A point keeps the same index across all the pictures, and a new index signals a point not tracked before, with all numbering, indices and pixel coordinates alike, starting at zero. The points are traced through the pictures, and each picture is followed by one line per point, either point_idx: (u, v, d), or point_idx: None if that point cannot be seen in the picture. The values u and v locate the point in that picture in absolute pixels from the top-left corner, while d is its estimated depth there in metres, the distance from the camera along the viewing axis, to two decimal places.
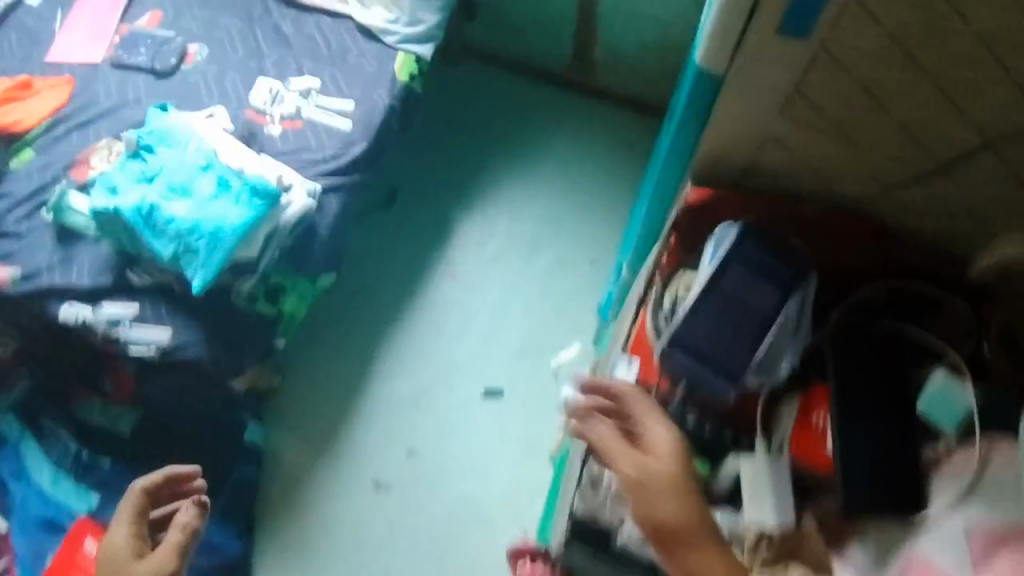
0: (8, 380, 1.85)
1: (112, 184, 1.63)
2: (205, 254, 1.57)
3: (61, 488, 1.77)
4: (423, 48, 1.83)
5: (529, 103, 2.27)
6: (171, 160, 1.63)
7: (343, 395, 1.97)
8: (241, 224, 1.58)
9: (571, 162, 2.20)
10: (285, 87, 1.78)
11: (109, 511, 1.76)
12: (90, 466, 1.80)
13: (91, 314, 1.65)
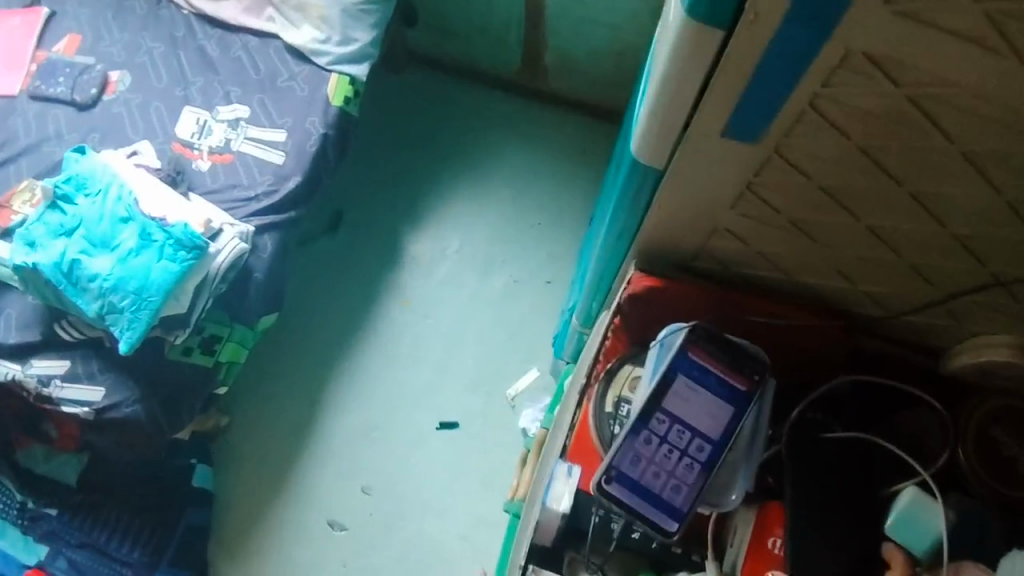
0: None
1: (29, 237, 1.55)
2: (130, 313, 1.51)
3: (6, 538, 1.78)
4: (358, 69, 1.78)
5: (479, 109, 2.13)
6: (90, 210, 1.56)
7: (295, 429, 1.91)
8: (166, 281, 1.51)
9: (524, 172, 2.07)
10: (212, 116, 1.76)
11: (59, 562, 1.76)
12: (31, 512, 1.80)
13: (20, 371, 1.59)
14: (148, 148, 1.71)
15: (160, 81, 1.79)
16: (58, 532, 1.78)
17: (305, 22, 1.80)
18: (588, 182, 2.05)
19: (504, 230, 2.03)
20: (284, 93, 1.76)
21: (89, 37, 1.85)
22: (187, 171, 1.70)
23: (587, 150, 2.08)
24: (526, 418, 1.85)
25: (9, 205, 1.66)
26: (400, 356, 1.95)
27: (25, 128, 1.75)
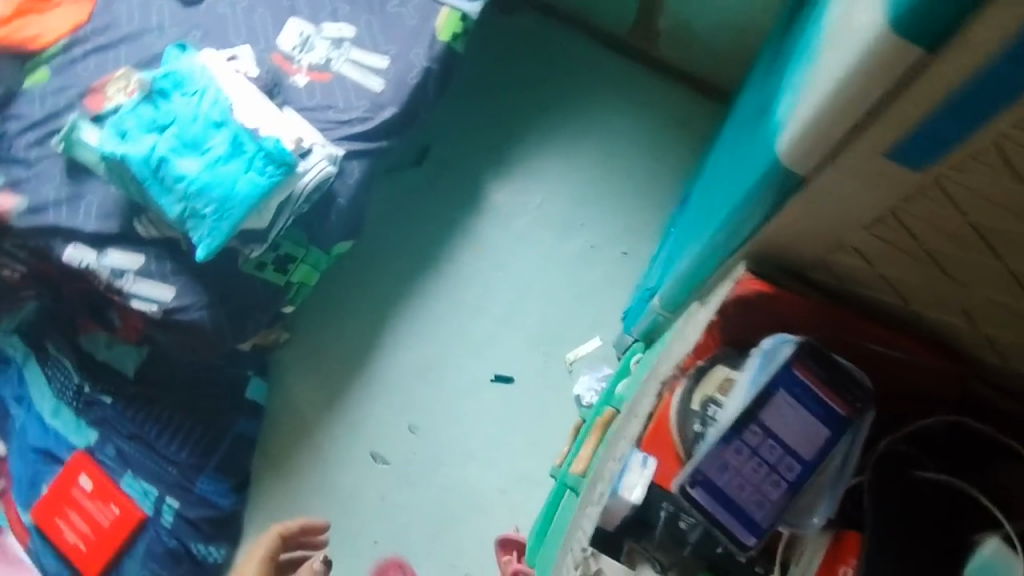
0: (15, 304, 1.87)
1: (123, 130, 1.53)
2: (212, 221, 1.46)
3: (59, 418, 1.84)
4: (472, 6, 1.72)
5: (581, 62, 2.06)
6: (182, 109, 1.52)
7: (350, 358, 1.92)
8: (253, 193, 1.45)
9: (616, 135, 2.01)
10: (315, 32, 1.72)
11: (107, 449, 1.81)
12: (85, 397, 1.83)
13: (95, 261, 1.59)
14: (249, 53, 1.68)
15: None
16: (109, 420, 1.82)
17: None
18: (682, 156, 1.98)
19: (588, 192, 1.98)
20: (395, 19, 1.72)
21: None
22: (284, 85, 1.67)
23: (686, 123, 2.00)
24: (582, 385, 1.84)
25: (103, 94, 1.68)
26: (463, 302, 1.94)
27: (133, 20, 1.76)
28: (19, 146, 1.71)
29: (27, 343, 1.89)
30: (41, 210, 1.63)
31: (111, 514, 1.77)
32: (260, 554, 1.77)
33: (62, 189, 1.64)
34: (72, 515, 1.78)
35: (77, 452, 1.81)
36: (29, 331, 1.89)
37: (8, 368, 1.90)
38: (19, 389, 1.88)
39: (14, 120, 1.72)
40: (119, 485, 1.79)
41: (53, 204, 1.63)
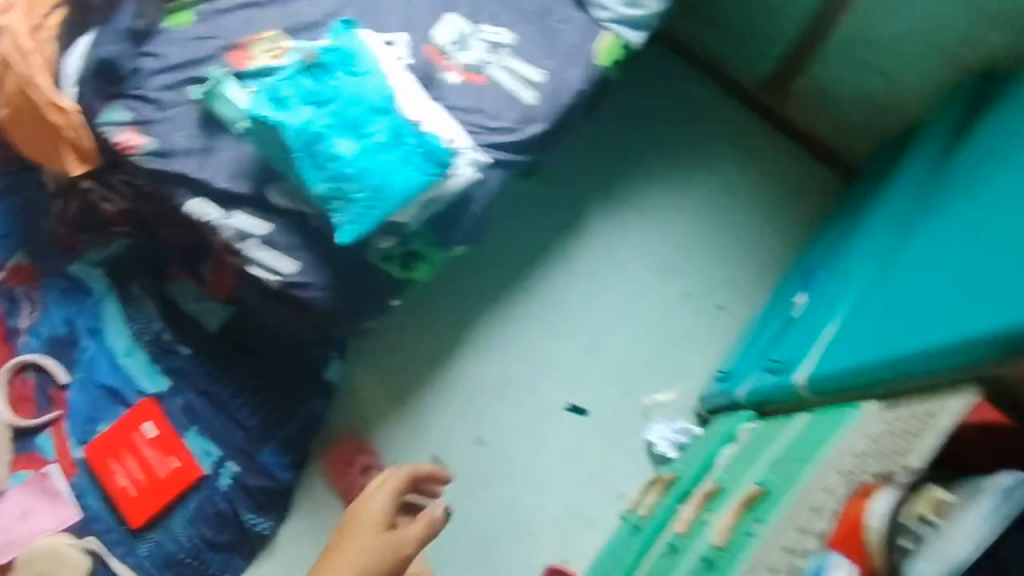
0: (105, 240, 1.89)
1: (281, 96, 1.50)
2: (362, 208, 1.42)
3: (131, 360, 1.81)
4: (635, 36, 1.67)
5: (712, 110, 2.03)
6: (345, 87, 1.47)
7: (426, 357, 1.88)
8: (409, 188, 1.43)
9: (732, 190, 1.99)
10: (472, 31, 1.66)
11: (177, 401, 1.79)
12: (164, 344, 1.82)
13: (219, 216, 1.57)
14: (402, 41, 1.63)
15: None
16: (184, 371, 1.80)
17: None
18: (793, 225, 1.98)
19: (695, 242, 1.96)
20: (557, 34, 1.66)
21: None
22: (434, 78, 1.61)
23: (804, 194, 1.99)
24: (658, 435, 1.84)
25: (249, 52, 1.68)
26: (552, 325, 1.91)
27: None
28: (150, 82, 1.68)
29: (111, 277, 1.87)
30: (171, 154, 1.63)
31: (169, 467, 1.74)
32: (388, 490, 1.53)
33: (196, 138, 1.64)
34: (128, 460, 1.75)
35: (144, 398, 1.78)
36: (115, 265, 1.88)
37: (83, 296, 1.87)
38: (94, 320, 1.85)
39: (151, 56, 1.70)
40: (182, 439, 1.76)
41: (181, 152, 1.63)
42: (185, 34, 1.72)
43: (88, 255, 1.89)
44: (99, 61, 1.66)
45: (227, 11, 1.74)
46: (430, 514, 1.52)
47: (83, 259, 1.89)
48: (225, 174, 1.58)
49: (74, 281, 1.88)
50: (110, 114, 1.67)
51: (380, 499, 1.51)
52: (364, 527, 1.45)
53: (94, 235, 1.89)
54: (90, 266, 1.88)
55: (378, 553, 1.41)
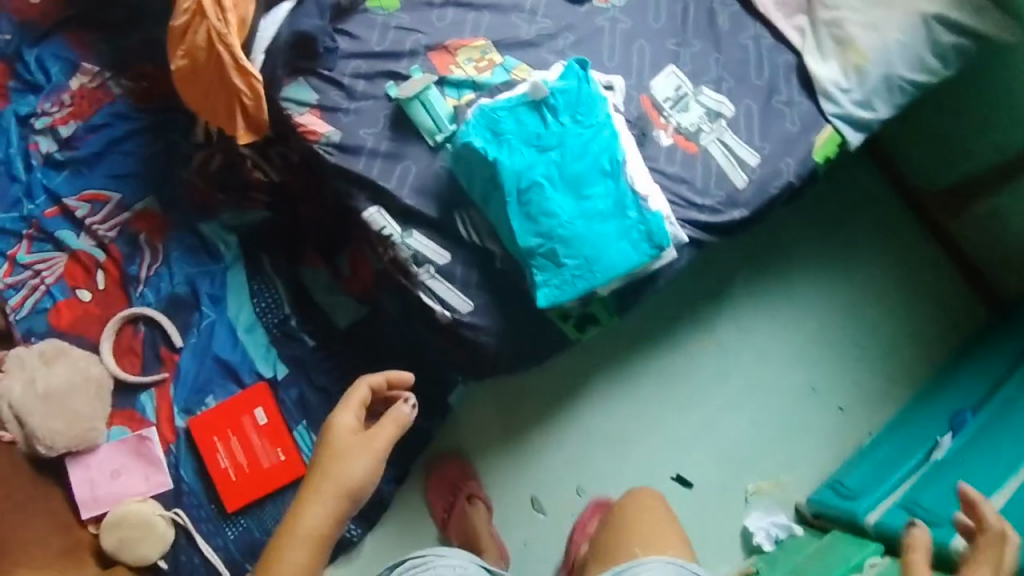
0: (242, 204, 1.79)
1: (503, 128, 1.39)
2: (568, 275, 1.35)
3: (250, 337, 1.73)
4: (856, 138, 1.59)
5: (875, 204, 1.98)
6: (575, 140, 1.39)
7: (545, 395, 1.84)
8: (619, 270, 1.35)
9: (881, 291, 1.95)
10: (694, 92, 1.59)
11: (290, 391, 1.70)
12: (285, 329, 1.73)
13: (398, 235, 1.48)
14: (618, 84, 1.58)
15: (657, 24, 1.64)
16: (302, 362, 1.71)
17: (832, 55, 1.59)
18: (932, 344, 1.94)
19: (833, 339, 1.92)
20: (779, 117, 1.59)
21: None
22: (647, 135, 1.55)
23: (948, 315, 1.96)
24: (756, 524, 1.81)
25: (456, 54, 1.61)
26: (675, 392, 1.87)
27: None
28: (343, 66, 1.59)
29: (241, 248, 1.78)
30: (354, 150, 1.53)
31: (275, 460, 1.67)
32: (359, 399, 1.31)
33: (383, 138, 1.54)
34: (231, 441, 1.67)
35: (258, 382, 1.70)
36: (247, 234, 1.78)
37: (209, 259, 1.78)
38: (217, 288, 1.76)
39: (348, 39, 1.61)
40: (291, 432, 1.69)
41: (366, 149, 1.53)
42: (387, 22, 1.62)
43: (219, 217, 1.79)
44: (295, 33, 1.54)
45: (433, 7, 1.64)
46: (399, 413, 1.32)
47: (216, 221, 1.79)
48: (405, 190, 1.49)
49: (203, 242, 1.78)
50: (293, 91, 1.58)
51: (348, 414, 1.29)
52: (342, 451, 1.25)
53: (233, 197, 1.80)
54: (220, 230, 1.78)
55: (358, 474, 1.23)
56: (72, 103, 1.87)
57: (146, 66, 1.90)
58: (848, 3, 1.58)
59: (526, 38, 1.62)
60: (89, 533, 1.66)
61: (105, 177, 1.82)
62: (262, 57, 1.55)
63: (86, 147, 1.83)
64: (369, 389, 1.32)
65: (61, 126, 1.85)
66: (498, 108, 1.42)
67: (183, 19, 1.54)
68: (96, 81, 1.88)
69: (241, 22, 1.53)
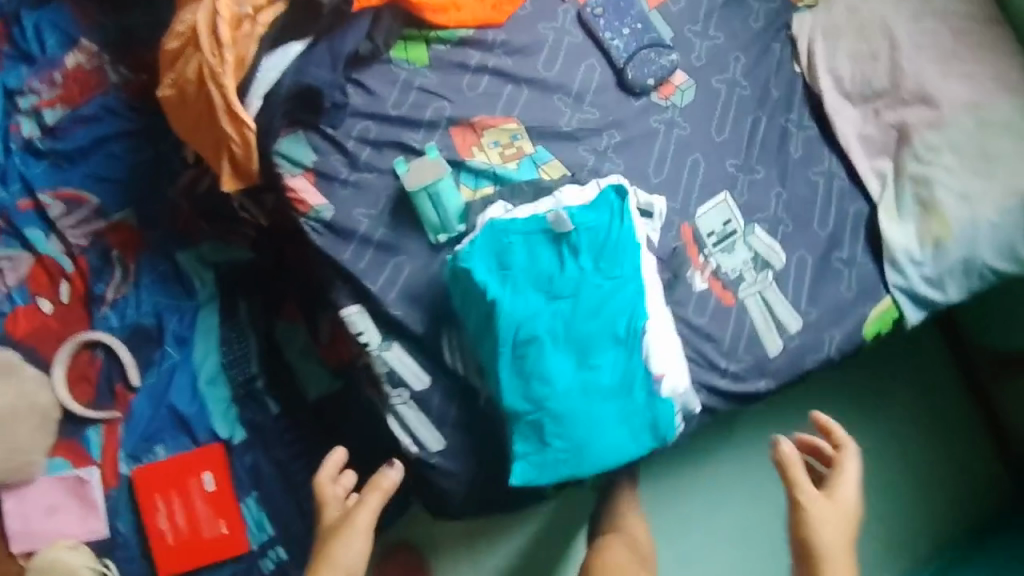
0: (225, 238, 1.64)
1: (512, 262, 1.22)
2: (552, 453, 1.18)
3: (210, 390, 1.58)
4: (916, 317, 1.38)
5: (935, 382, 1.81)
6: (592, 292, 1.21)
7: (525, 517, 1.65)
8: (614, 459, 1.19)
9: (918, 470, 1.75)
10: (744, 230, 1.38)
11: (244, 458, 1.57)
12: (249, 388, 1.59)
13: (375, 347, 1.32)
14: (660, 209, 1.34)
15: (720, 137, 1.41)
16: (263, 429, 1.58)
17: (911, 219, 1.37)
18: (957, 540, 1.73)
19: (845, 495, 1.72)
20: (834, 278, 1.38)
21: (687, 13, 1.45)
22: (678, 275, 1.35)
23: (975, 499, 1.76)
24: None
25: (482, 135, 1.39)
26: (667, 530, 1.68)
27: (546, 64, 1.42)
28: (349, 127, 1.38)
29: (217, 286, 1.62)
30: (347, 234, 1.35)
31: (217, 530, 1.55)
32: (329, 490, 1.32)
33: (381, 225, 1.35)
34: (174, 503, 1.55)
35: (212, 444, 1.57)
36: (225, 273, 1.63)
37: (182, 293, 1.62)
38: (183, 328, 1.61)
39: (361, 94, 1.38)
40: (238, 502, 1.56)
41: (359, 235, 1.35)
42: (410, 82, 1.39)
43: (198, 248, 1.63)
44: (300, 86, 1.33)
45: (466, 70, 1.41)
46: (380, 481, 1.31)
47: (195, 251, 1.62)
48: (393, 297, 1.33)
49: (177, 272, 1.63)
50: (287, 146, 1.37)
51: (327, 508, 1.31)
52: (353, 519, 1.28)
53: (218, 227, 1.64)
54: (198, 264, 1.62)
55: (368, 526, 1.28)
56: (63, 84, 1.67)
57: (148, 54, 1.69)
58: (942, 162, 1.34)
59: (566, 129, 1.40)
60: (17, 565, 1.57)
61: (84, 176, 1.64)
62: (259, 101, 1.34)
63: (73, 139, 1.64)
64: (332, 480, 1.33)
65: (46, 109, 1.66)
66: (512, 232, 1.24)
67: (174, 45, 1.34)
68: (94, 62, 1.68)
69: (240, 60, 1.32)
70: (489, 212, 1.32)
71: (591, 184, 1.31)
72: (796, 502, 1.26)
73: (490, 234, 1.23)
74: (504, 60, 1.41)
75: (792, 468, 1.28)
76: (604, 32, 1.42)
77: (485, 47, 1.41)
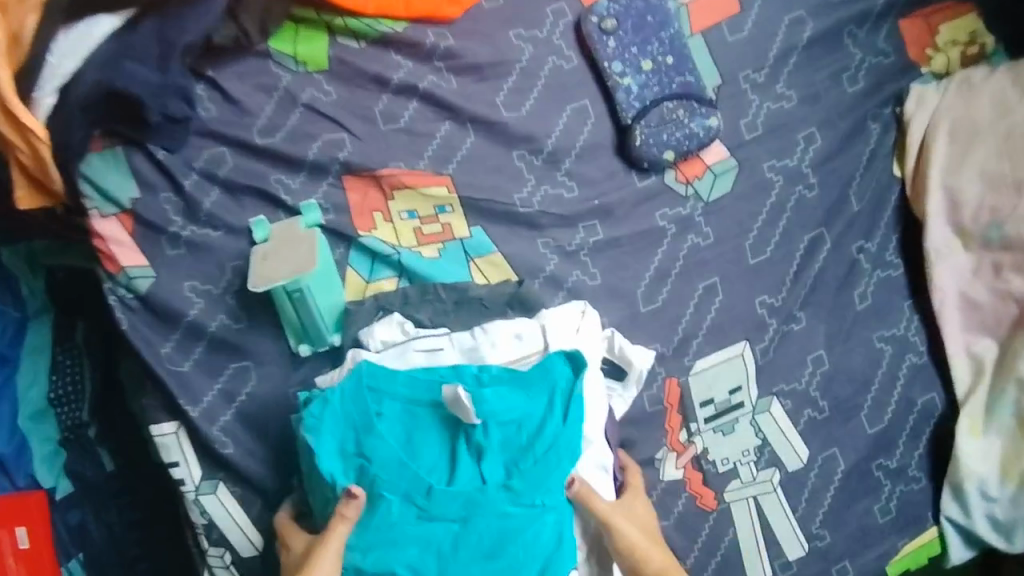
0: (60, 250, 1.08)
1: (376, 447, 0.78)
2: None
3: (34, 428, 1.11)
4: (960, 556, 0.94)
5: None
6: (490, 523, 0.77)
7: None
8: None
9: None
10: (755, 407, 0.91)
11: (69, 516, 1.12)
12: (81, 438, 1.13)
13: (191, 487, 0.92)
14: (638, 374, 0.87)
15: (754, 258, 0.92)
16: (97, 490, 1.13)
17: (1001, 433, 0.91)
18: None
19: None
20: (869, 494, 0.93)
21: (745, 51, 0.93)
22: (642, 462, 0.90)
23: None
24: None
25: (392, 198, 0.91)
26: None
27: (509, 100, 0.92)
28: (192, 154, 0.90)
29: (49, 295, 1.13)
30: (168, 320, 0.91)
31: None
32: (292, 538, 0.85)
33: (221, 311, 0.91)
34: None
35: (30, 493, 1.09)
36: (63, 284, 1.12)
37: (9, 299, 1.11)
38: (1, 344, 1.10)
39: (216, 104, 0.89)
40: (59, 567, 1.10)
41: (184, 323, 0.91)
42: (294, 94, 0.90)
43: (30, 243, 1.09)
44: (107, 88, 0.84)
45: (383, 90, 0.91)
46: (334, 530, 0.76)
47: (21, 249, 1.09)
48: (221, 426, 0.91)
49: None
50: (98, 169, 0.89)
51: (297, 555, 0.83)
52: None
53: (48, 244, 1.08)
54: (26, 266, 1.11)
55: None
56: None
57: None
58: None
59: (519, 208, 0.91)
60: None
61: None
62: (54, 98, 0.85)
63: None
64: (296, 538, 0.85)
65: None
66: (389, 401, 0.80)
67: None
68: None
69: (14, 36, 0.84)
70: (377, 331, 0.86)
71: (532, 328, 0.85)
72: (606, 518, 0.79)
73: (355, 394, 0.79)
74: (445, 85, 0.91)
75: (590, 496, 0.79)
76: (612, 64, 0.91)
77: (419, 57, 0.91)
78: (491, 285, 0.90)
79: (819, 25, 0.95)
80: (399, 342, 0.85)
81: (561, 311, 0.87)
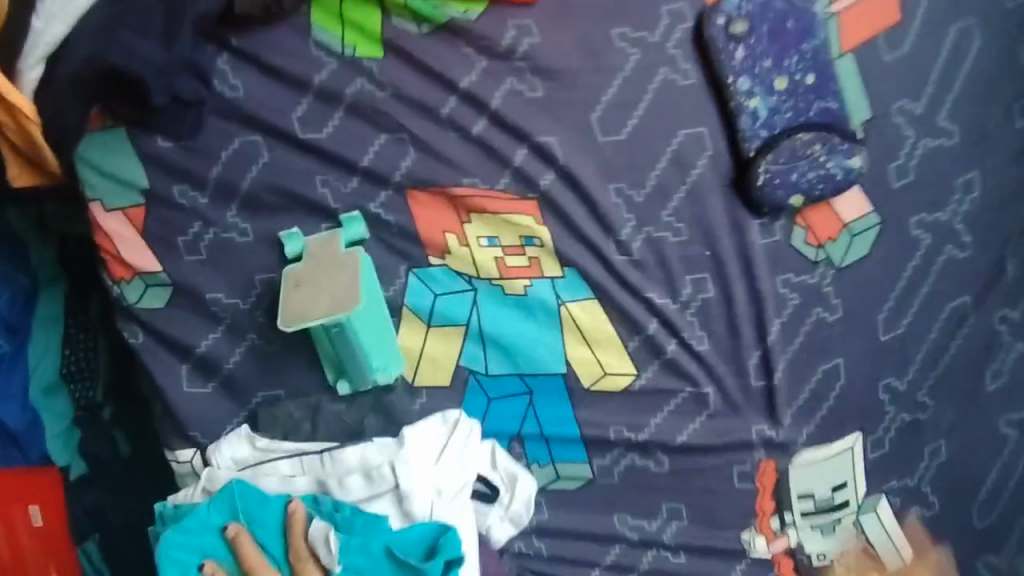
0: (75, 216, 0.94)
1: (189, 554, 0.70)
2: None
3: (47, 405, 0.96)
4: None
5: None
6: None
7: None
8: None
9: None
10: (862, 506, 0.79)
11: (85, 497, 0.98)
12: (94, 418, 0.98)
13: None
14: (518, 514, 0.76)
15: (886, 336, 0.77)
16: (111, 474, 0.98)
17: None
18: None
19: None
20: None
21: (907, 76, 0.73)
22: (727, 552, 0.78)
23: None
24: None
25: (468, 220, 0.74)
26: None
27: (606, 117, 0.72)
28: (217, 142, 0.75)
29: (58, 262, 0.96)
30: (186, 336, 0.78)
31: None
32: None
33: (249, 331, 0.77)
34: None
35: (44, 471, 0.96)
36: (75, 255, 0.96)
37: (16, 261, 0.94)
38: (10, 312, 0.93)
39: (244, 80, 0.74)
40: (73, 550, 0.97)
41: (199, 350, 0.78)
42: (337, 82, 0.72)
43: (41, 204, 0.94)
44: (103, 70, 0.69)
45: (449, 90, 0.72)
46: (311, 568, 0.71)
47: (33, 207, 0.94)
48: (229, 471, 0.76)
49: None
50: (100, 153, 0.75)
51: None
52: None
53: (63, 212, 0.94)
54: (38, 232, 0.95)
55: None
56: None
57: None
58: None
59: (614, 254, 0.73)
60: None
61: None
62: (40, 70, 0.71)
63: None
64: None
65: None
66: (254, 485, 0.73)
67: None
68: None
69: None
70: (224, 450, 0.76)
71: (383, 471, 0.71)
72: None
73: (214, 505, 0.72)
74: (527, 90, 0.71)
75: None
76: (742, 81, 0.71)
77: (495, 54, 0.71)
78: (587, 337, 0.74)
79: (1006, 44, 0.74)
80: (250, 464, 0.75)
81: (422, 434, 0.73)
